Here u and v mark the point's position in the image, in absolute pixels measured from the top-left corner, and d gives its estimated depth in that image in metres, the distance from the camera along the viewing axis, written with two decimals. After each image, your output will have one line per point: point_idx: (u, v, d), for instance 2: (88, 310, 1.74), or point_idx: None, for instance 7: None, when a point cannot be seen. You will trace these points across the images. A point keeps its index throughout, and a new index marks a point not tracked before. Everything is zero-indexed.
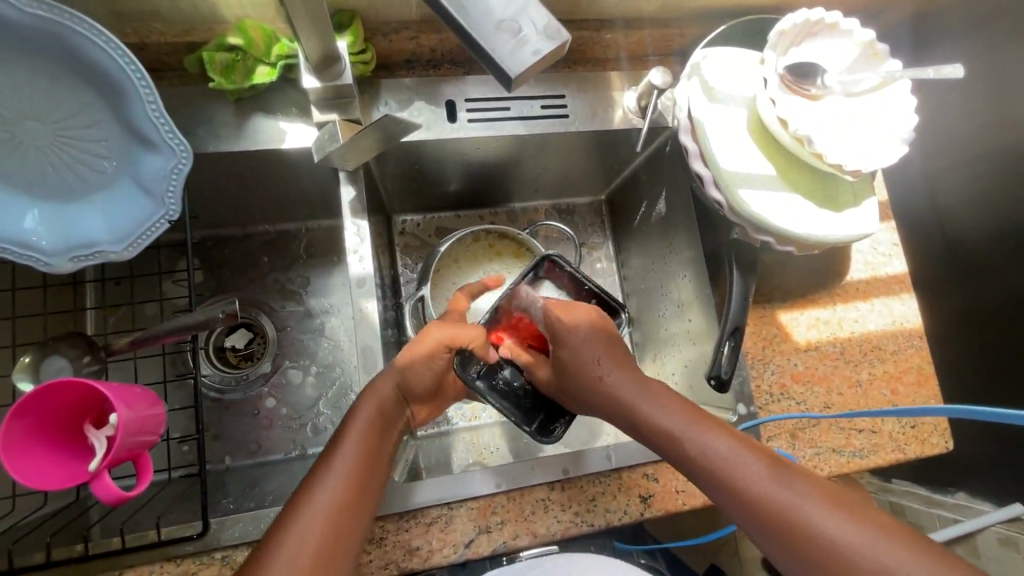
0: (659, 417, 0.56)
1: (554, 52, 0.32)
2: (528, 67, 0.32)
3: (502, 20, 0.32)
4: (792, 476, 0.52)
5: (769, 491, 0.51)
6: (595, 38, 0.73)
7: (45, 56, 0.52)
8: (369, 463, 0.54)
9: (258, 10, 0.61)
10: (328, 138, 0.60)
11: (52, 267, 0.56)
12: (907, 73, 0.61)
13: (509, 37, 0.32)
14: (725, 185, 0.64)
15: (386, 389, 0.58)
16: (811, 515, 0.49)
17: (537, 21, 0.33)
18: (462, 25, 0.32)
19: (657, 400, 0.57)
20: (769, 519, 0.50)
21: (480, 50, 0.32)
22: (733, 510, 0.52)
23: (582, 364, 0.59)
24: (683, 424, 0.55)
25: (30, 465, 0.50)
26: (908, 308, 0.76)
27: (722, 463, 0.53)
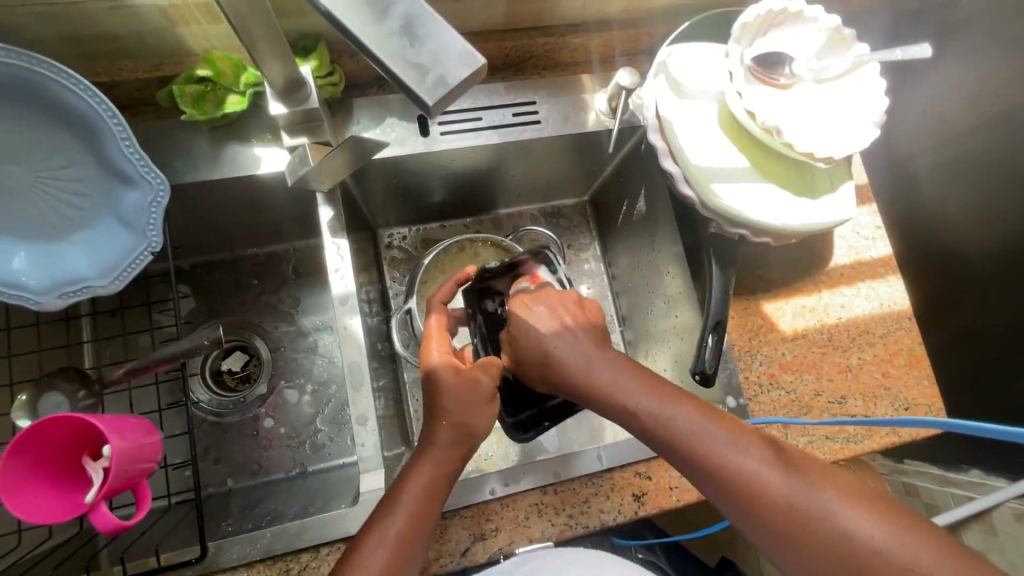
0: (618, 387, 0.55)
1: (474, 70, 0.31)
2: (450, 90, 0.31)
3: (420, 51, 0.31)
4: (755, 444, 0.51)
5: (731, 458, 0.50)
6: (562, 43, 0.74)
7: (19, 101, 0.53)
8: (427, 524, 0.52)
9: (225, 42, 0.63)
10: (300, 162, 0.60)
11: (41, 305, 0.57)
12: (876, 55, 0.61)
13: (427, 64, 0.31)
14: (695, 181, 0.64)
15: (446, 446, 0.55)
16: (773, 481, 0.49)
17: (455, 48, 0.31)
18: (379, 58, 0.31)
19: (616, 370, 0.56)
20: (731, 487, 0.50)
21: (399, 78, 0.31)
22: (713, 487, 0.51)
23: (535, 346, 0.58)
24: (644, 396, 0.54)
25: (30, 501, 0.51)
26: (895, 291, 0.76)
27: (686, 434, 0.52)
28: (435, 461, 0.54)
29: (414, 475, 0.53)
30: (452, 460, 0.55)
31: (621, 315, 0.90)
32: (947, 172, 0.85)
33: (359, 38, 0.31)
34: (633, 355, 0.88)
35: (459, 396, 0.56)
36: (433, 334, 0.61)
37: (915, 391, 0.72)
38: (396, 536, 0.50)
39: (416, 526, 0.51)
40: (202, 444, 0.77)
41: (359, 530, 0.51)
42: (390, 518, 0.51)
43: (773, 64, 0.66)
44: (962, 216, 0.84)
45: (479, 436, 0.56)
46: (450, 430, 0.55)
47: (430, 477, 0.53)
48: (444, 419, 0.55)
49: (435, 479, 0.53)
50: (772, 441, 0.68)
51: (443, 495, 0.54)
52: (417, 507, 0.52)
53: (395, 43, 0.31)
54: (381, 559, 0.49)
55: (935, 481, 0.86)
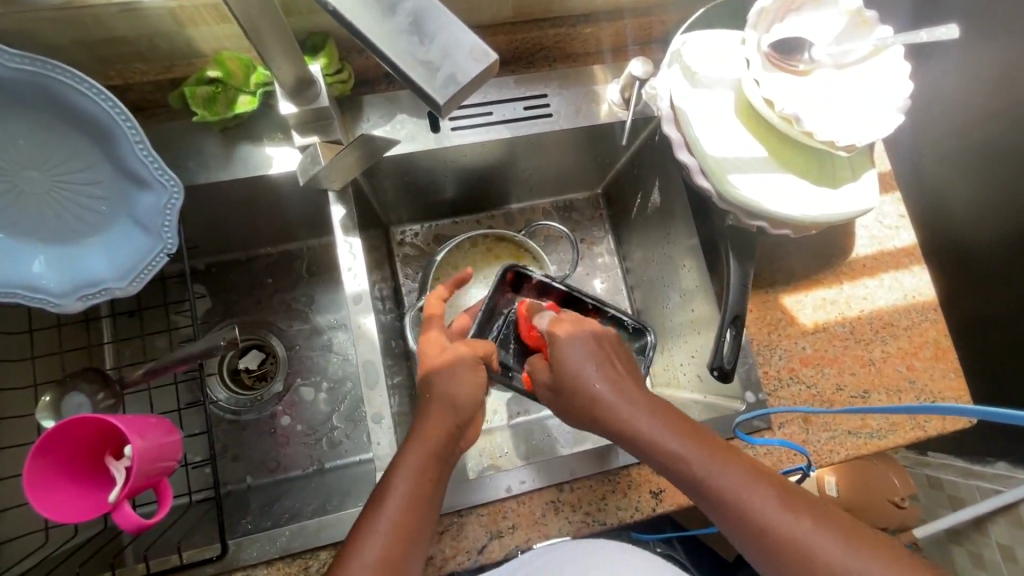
0: (668, 443, 0.53)
1: (482, 73, 0.30)
2: (460, 90, 0.30)
3: (429, 48, 0.30)
4: (797, 503, 0.50)
5: (775, 519, 0.49)
6: (573, 34, 0.72)
7: (36, 106, 0.54)
8: (425, 505, 0.52)
9: (234, 42, 0.63)
10: (311, 161, 0.60)
11: (62, 307, 0.57)
12: (899, 38, 0.58)
13: (436, 63, 0.30)
14: (712, 173, 0.62)
15: (435, 423, 0.55)
16: (829, 553, 0.47)
17: (466, 42, 0.31)
18: (387, 58, 0.31)
19: (657, 417, 0.55)
20: (768, 542, 0.49)
21: (406, 78, 0.30)
22: (753, 546, 0.50)
23: (573, 381, 0.56)
24: (684, 447, 0.53)
25: (55, 500, 0.52)
26: (919, 281, 0.74)
27: (728, 492, 0.51)
28: (421, 440, 0.54)
29: (402, 461, 0.52)
30: (443, 436, 0.55)
31: (635, 309, 0.89)
32: (971, 156, 0.82)
33: (365, 38, 0.31)
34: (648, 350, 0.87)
35: (436, 374, 0.58)
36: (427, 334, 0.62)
37: (940, 384, 0.70)
38: (390, 524, 0.50)
39: (411, 511, 0.51)
40: (222, 442, 0.78)
41: (358, 517, 0.51)
42: (385, 502, 0.50)
43: (790, 50, 0.64)
44: (986, 203, 0.81)
45: (464, 408, 0.57)
46: (436, 406, 0.56)
47: (422, 456, 0.53)
48: (430, 395, 0.57)
49: (425, 465, 0.53)
50: (792, 437, 0.67)
51: (438, 476, 0.53)
52: (408, 489, 0.51)
53: (404, 41, 0.31)
54: (379, 546, 0.49)
55: (961, 474, 0.85)
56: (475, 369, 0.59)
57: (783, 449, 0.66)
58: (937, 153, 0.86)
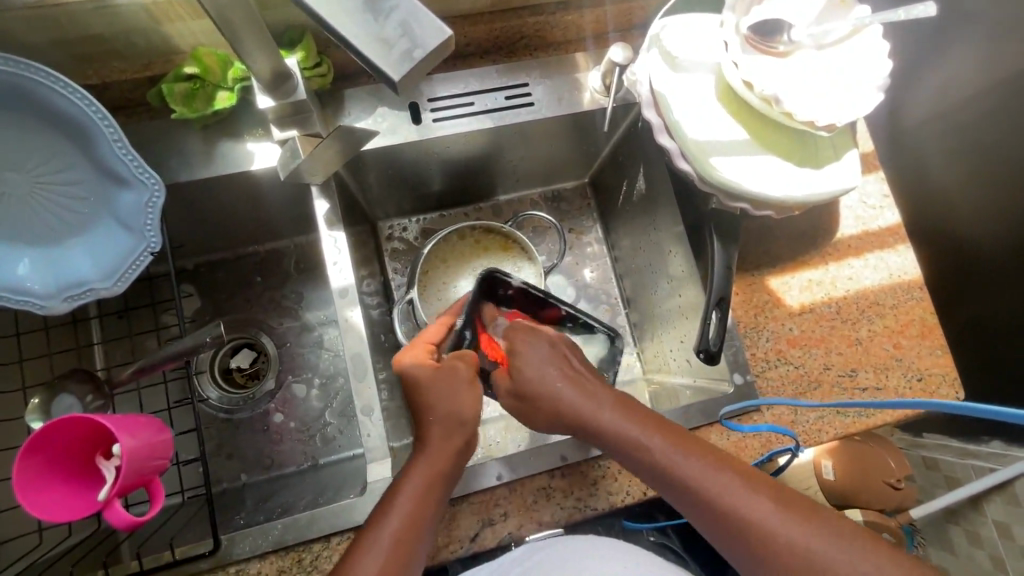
0: (633, 435, 0.54)
1: (437, 50, 0.31)
2: (415, 67, 0.31)
3: (384, 25, 0.31)
4: (763, 489, 0.51)
5: (742, 507, 0.50)
6: (553, 22, 0.72)
7: (14, 107, 0.54)
8: (425, 526, 0.52)
9: (211, 37, 0.62)
10: (290, 156, 0.60)
11: (47, 309, 0.57)
12: (876, 18, 0.59)
13: (391, 40, 0.31)
14: (694, 157, 0.62)
15: (445, 445, 0.55)
16: (795, 535, 0.48)
17: (421, 19, 0.31)
18: (345, 36, 0.31)
19: (621, 409, 0.56)
20: (735, 530, 0.50)
21: (361, 55, 0.31)
22: (720, 534, 0.51)
23: (532, 382, 0.58)
24: (648, 437, 0.54)
25: (46, 500, 0.52)
26: (905, 260, 0.74)
27: (695, 480, 0.51)
28: (429, 461, 0.54)
29: (405, 483, 0.53)
30: (449, 458, 0.55)
31: (625, 297, 0.90)
32: (960, 134, 0.80)
33: (322, 16, 0.31)
34: (639, 338, 0.87)
35: (430, 392, 0.57)
36: (410, 348, 0.61)
37: (927, 361, 0.70)
38: (388, 543, 0.49)
39: (413, 533, 0.50)
40: (214, 440, 0.78)
41: (357, 534, 0.51)
42: (386, 521, 0.51)
43: (769, 33, 0.62)
44: (976, 182, 0.80)
45: (470, 423, 0.57)
46: (440, 425, 0.56)
47: (424, 478, 0.53)
48: (431, 414, 0.56)
49: (427, 484, 0.53)
50: (780, 418, 0.68)
51: (441, 494, 0.54)
52: (412, 507, 0.51)
53: (360, 18, 0.31)
54: (377, 565, 0.48)
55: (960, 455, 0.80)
56: (475, 383, 0.59)
57: (772, 430, 0.67)
58: (924, 132, 0.85)
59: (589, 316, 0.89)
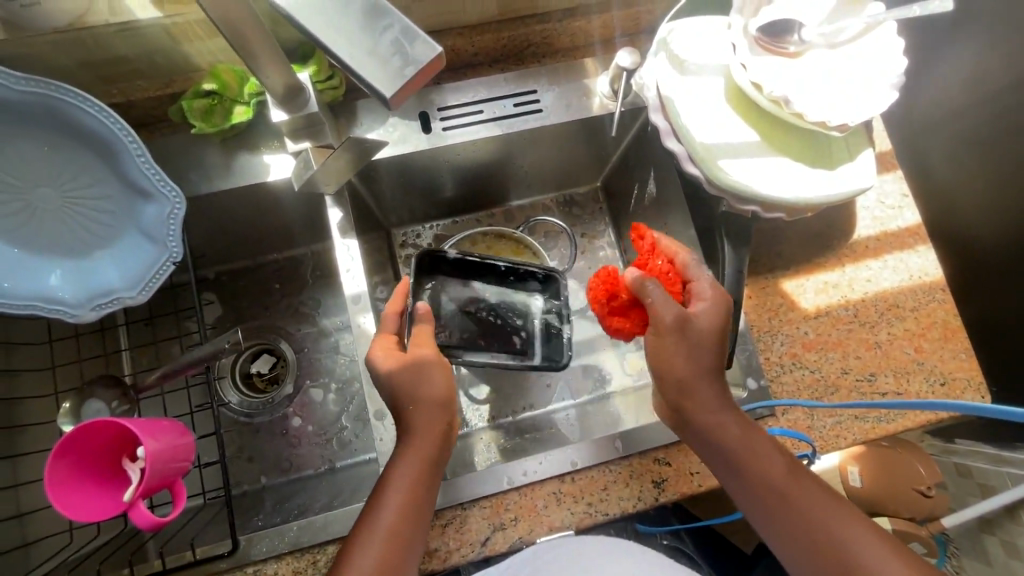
0: (720, 429, 0.57)
1: (430, 65, 0.32)
2: (410, 81, 0.32)
3: (380, 44, 0.32)
4: (824, 499, 0.54)
5: (805, 511, 0.53)
6: (561, 29, 0.73)
7: (46, 127, 0.57)
8: (419, 511, 0.53)
9: (229, 55, 0.65)
10: (304, 167, 0.62)
11: (78, 318, 0.60)
12: (891, 14, 0.57)
13: (386, 59, 0.32)
14: (700, 159, 0.62)
15: (434, 426, 0.56)
16: (849, 545, 0.52)
17: (415, 37, 0.33)
18: (342, 55, 0.33)
19: (716, 401, 0.58)
20: (798, 528, 0.53)
21: (359, 75, 0.32)
22: (781, 532, 0.54)
23: (699, 336, 0.57)
24: (734, 433, 0.57)
25: (77, 500, 0.55)
26: (925, 261, 0.72)
27: (768, 480, 0.55)
28: (420, 444, 0.55)
29: (397, 467, 0.54)
30: (436, 441, 0.56)
31: None
32: (972, 139, 0.77)
33: (320, 37, 0.33)
34: None
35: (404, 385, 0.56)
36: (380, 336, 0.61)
37: (951, 364, 0.68)
38: (386, 528, 0.51)
39: (410, 523, 0.52)
40: (235, 444, 0.80)
41: (356, 518, 0.53)
42: (381, 507, 0.52)
43: (778, 33, 0.62)
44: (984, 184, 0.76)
45: (445, 402, 0.57)
46: (420, 411, 0.56)
47: (418, 461, 0.54)
48: (411, 401, 0.56)
49: (419, 469, 0.54)
50: (797, 424, 0.66)
51: (431, 483, 0.55)
52: (406, 491, 0.53)
53: (357, 40, 0.33)
54: (376, 552, 0.50)
55: (992, 460, 0.75)
56: (441, 363, 0.59)
57: (786, 435, 0.65)
58: (937, 138, 0.80)
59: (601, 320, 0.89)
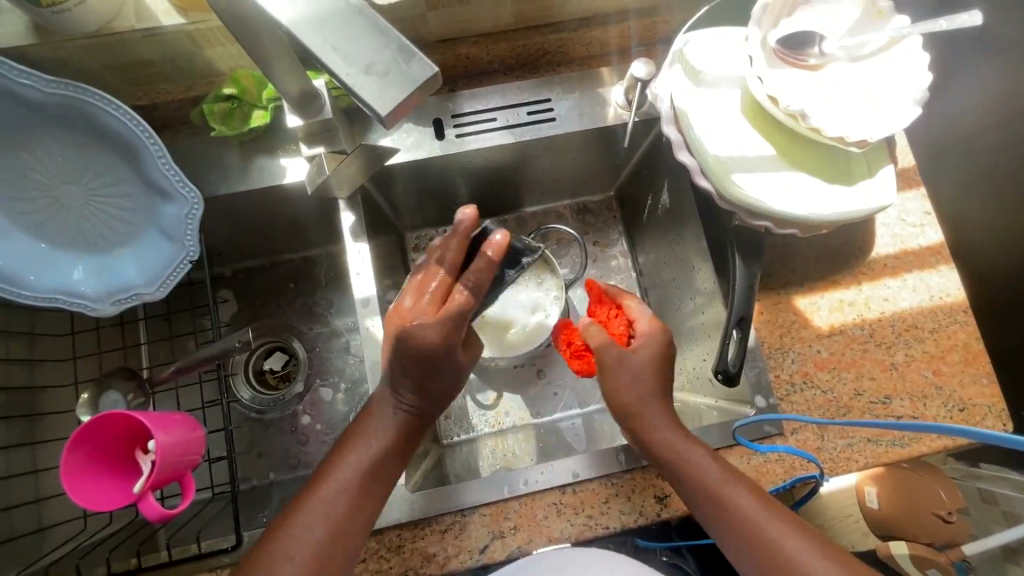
0: (660, 432, 0.59)
1: (421, 81, 0.32)
2: (401, 98, 0.32)
3: (375, 61, 0.33)
4: (763, 501, 0.55)
5: (741, 508, 0.54)
6: (576, 38, 0.73)
7: (73, 128, 0.59)
8: (379, 478, 0.58)
9: (249, 60, 0.66)
10: (316, 172, 0.63)
11: (98, 311, 0.62)
12: (916, 27, 0.57)
13: (379, 75, 0.32)
14: (712, 172, 0.61)
15: (410, 408, 0.61)
16: (783, 544, 0.51)
17: (409, 55, 0.33)
18: (336, 71, 0.33)
19: (660, 408, 0.61)
20: (733, 527, 0.54)
21: (351, 89, 0.32)
22: (719, 533, 0.55)
23: (640, 365, 0.62)
24: (673, 435, 0.59)
25: (91, 490, 0.56)
26: (946, 281, 0.70)
27: (707, 479, 0.56)
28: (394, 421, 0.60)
29: (367, 435, 0.59)
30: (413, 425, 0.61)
31: None
32: (985, 167, 0.74)
33: (318, 52, 0.33)
34: None
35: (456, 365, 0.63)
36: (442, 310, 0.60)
37: (970, 390, 0.66)
38: (345, 482, 0.56)
39: (348, 519, 0.54)
40: (246, 439, 0.82)
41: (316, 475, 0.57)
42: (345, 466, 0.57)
43: (799, 45, 0.61)
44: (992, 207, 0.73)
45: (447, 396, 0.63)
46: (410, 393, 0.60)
47: (388, 434, 0.59)
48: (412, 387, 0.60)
49: (388, 441, 0.59)
50: (806, 444, 0.65)
51: (388, 463, 0.59)
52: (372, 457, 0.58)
53: (352, 57, 0.33)
54: (331, 502, 0.54)
55: (1018, 488, 0.72)
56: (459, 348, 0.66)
57: (794, 455, 0.64)
58: (952, 162, 0.76)
59: None
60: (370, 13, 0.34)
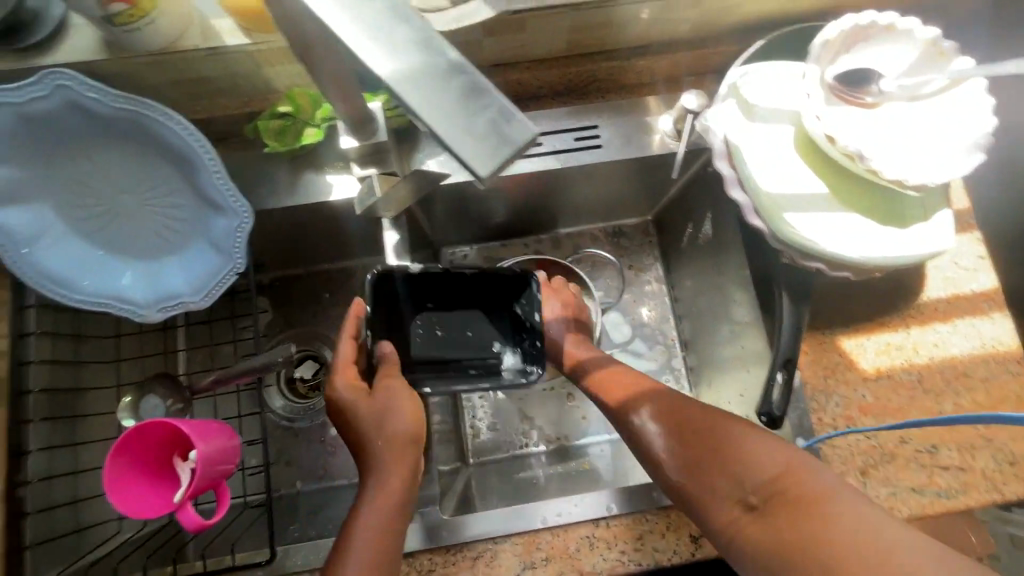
0: (688, 416, 0.59)
1: (520, 145, 0.32)
2: (501, 161, 0.32)
3: (476, 120, 0.32)
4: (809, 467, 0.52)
5: (791, 476, 0.51)
6: (626, 66, 0.72)
7: (134, 140, 0.61)
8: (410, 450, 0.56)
9: (304, 78, 0.67)
10: (367, 193, 0.63)
11: (143, 317, 0.63)
12: (978, 70, 0.55)
13: (481, 135, 0.32)
14: (767, 212, 0.60)
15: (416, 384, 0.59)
16: (850, 504, 0.47)
17: (510, 116, 0.32)
18: (435, 128, 0.32)
19: (678, 397, 0.62)
20: (792, 499, 0.49)
21: (449, 147, 0.31)
22: (782, 516, 0.49)
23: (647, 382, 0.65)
24: (699, 415, 0.58)
25: (134, 498, 0.57)
26: (999, 328, 0.68)
27: (747, 455, 0.54)
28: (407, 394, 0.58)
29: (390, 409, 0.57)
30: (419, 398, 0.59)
31: (683, 340, 0.88)
32: None
33: (416, 107, 0.32)
34: (695, 384, 0.85)
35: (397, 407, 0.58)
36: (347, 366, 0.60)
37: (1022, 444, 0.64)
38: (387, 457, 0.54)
39: (392, 490, 0.53)
40: (276, 448, 0.83)
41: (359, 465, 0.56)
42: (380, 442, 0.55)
43: (858, 83, 0.61)
44: None
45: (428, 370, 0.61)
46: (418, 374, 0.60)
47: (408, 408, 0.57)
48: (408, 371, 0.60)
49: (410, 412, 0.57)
50: None
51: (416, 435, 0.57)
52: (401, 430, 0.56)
53: (452, 114, 0.32)
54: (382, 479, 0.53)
55: None
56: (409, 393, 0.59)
57: None
58: None
59: (643, 357, 0.87)
60: (470, 69, 0.33)
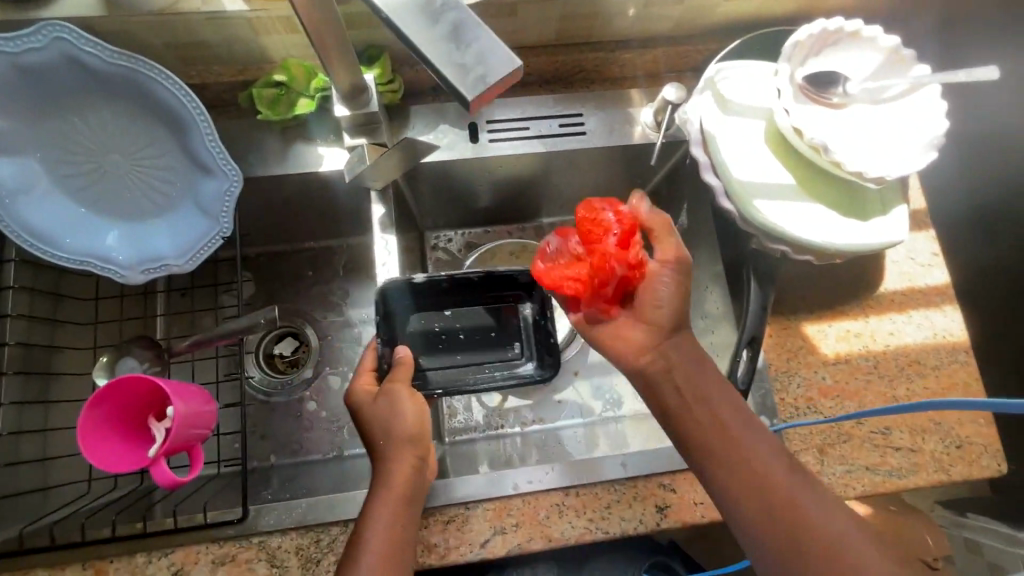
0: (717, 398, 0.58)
1: (506, 76, 0.34)
2: (487, 88, 0.34)
3: (465, 52, 0.35)
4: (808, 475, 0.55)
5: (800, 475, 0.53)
6: (610, 59, 0.76)
7: (127, 98, 0.62)
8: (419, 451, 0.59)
9: (300, 50, 0.69)
10: (358, 160, 0.65)
11: (126, 278, 0.63)
12: (936, 77, 0.59)
13: (471, 65, 0.35)
14: (737, 197, 0.64)
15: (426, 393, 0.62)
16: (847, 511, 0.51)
17: (496, 52, 0.35)
18: (427, 57, 0.35)
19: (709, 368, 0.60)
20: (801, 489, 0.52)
21: (441, 75, 0.34)
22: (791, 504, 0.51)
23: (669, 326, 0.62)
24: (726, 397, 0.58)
25: (106, 450, 0.58)
26: (950, 320, 0.72)
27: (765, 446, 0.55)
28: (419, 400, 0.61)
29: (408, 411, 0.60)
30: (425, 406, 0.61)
31: None
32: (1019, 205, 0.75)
33: (413, 41, 0.36)
34: None
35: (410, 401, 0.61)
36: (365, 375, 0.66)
37: (967, 429, 0.68)
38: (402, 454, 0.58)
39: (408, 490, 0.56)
40: (252, 420, 0.83)
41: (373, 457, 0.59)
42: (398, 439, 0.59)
43: (826, 83, 0.65)
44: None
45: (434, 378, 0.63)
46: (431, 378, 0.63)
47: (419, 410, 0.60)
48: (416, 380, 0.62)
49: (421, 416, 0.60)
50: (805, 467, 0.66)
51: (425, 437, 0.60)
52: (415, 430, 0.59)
53: (443, 46, 0.35)
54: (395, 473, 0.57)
55: None
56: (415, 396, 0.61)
57: None
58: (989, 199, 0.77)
59: None
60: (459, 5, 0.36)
